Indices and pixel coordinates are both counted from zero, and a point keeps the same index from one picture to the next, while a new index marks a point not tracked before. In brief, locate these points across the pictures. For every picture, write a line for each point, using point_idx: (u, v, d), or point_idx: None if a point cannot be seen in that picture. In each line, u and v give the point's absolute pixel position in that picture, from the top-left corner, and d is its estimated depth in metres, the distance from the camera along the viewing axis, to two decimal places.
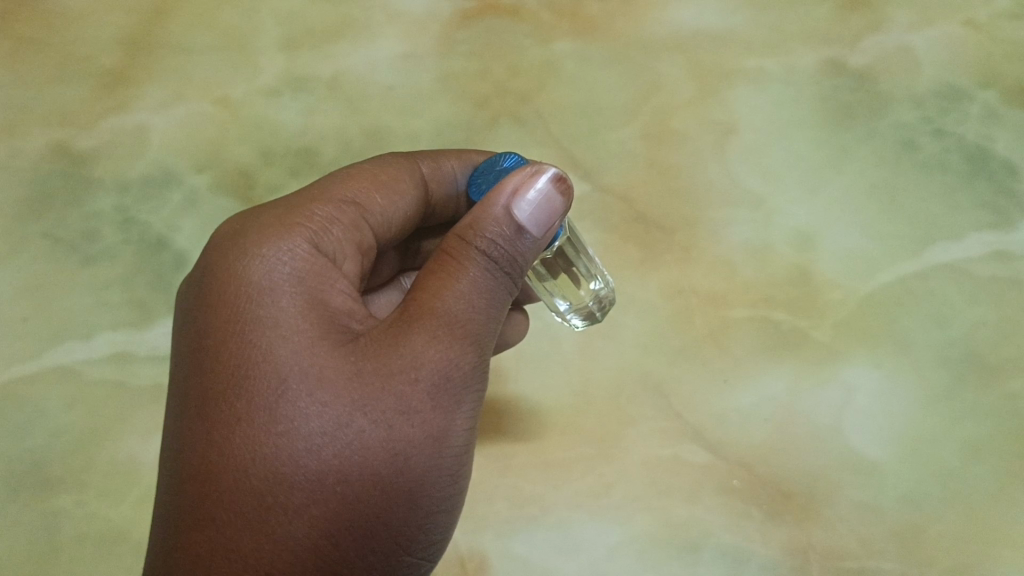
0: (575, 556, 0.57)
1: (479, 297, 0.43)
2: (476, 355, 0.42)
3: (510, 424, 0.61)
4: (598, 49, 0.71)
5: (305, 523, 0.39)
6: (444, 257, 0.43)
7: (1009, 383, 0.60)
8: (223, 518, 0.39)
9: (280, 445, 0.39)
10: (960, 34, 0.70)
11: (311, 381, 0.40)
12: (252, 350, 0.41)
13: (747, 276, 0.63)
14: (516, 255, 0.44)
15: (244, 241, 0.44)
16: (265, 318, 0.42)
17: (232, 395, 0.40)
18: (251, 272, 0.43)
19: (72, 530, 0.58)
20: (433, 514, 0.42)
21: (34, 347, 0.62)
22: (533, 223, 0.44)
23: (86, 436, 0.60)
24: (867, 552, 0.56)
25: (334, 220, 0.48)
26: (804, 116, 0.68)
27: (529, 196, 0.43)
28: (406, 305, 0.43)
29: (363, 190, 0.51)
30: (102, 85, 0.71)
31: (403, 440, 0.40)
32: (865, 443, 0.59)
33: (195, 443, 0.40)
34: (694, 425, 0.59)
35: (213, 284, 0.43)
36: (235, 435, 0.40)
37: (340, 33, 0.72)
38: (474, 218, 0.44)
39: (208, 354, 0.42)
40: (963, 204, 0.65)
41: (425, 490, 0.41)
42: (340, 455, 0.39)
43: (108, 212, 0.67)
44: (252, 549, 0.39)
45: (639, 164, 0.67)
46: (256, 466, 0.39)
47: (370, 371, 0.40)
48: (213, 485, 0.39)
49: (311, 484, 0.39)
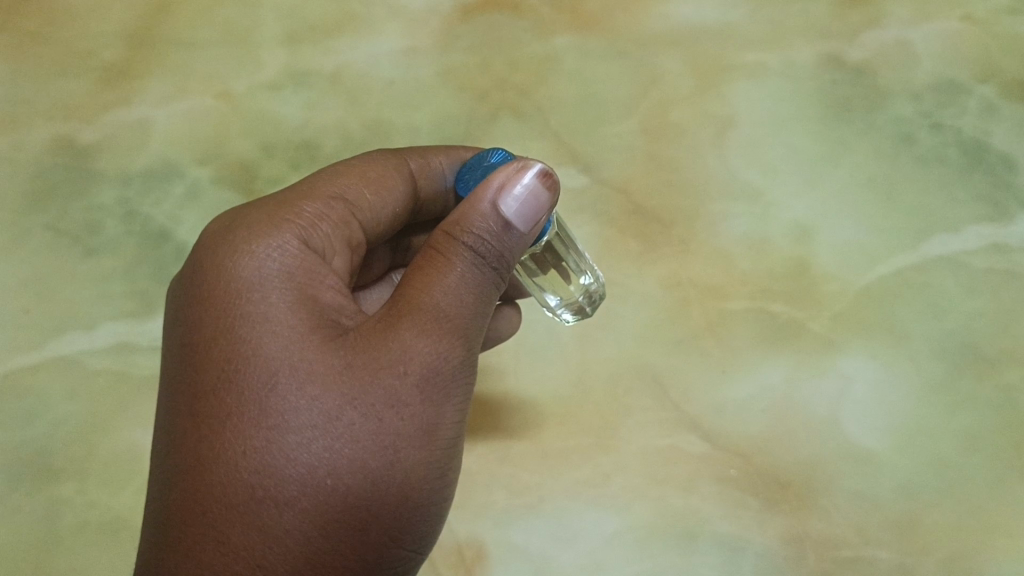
0: (574, 545, 0.58)
1: (466, 291, 0.43)
2: (464, 349, 0.43)
3: (509, 415, 0.61)
4: (597, 44, 0.71)
5: (296, 516, 0.39)
6: (431, 253, 0.44)
7: (1006, 374, 0.60)
8: (215, 512, 0.39)
9: (270, 439, 0.40)
10: (958, 29, 0.71)
11: (300, 375, 0.40)
12: (242, 345, 0.41)
13: (744, 268, 0.64)
14: (503, 251, 0.44)
15: (233, 238, 0.45)
16: (255, 313, 0.42)
17: (222, 390, 0.41)
18: (240, 268, 0.43)
19: (73, 518, 0.58)
20: (423, 507, 0.42)
21: (37, 337, 0.63)
22: (520, 218, 0.44)
23: (88, 426, 0.60)
24: (862, 541, 0.56)
25: (323, 216, 0.48)
26: (803, 110, 0.69)
27: (515, 192, 0.44)
28: (395, 300, 0.43)
29: (352, 187, 0.51)
30: (105, 79, 0.71)
31: (392, 434, 0.40)
32: (861, 433, 0.59)
33: (186, 437, 0.41)
34: (692, 416, 0.60)
35: (203, 280, 0.44)
36: (225, 429, 0.40)
37: (341, 28, 0.73)
38: (461, 214, 0.44)
39: (198, 350, 0.42)
40: (961, 196, 0.65)
41: (415, 484, 0.41)
42: (330, 449, 0.40)
43: (110, 205, 0.68)
44: (243, 541, 0.39)
45: (638, 157, 0.68)
46: (246, 459, 0.40)
47: (359, 366, 0.41)
48: (204, 477, 0.40)
49: (301, 477, 0.39)
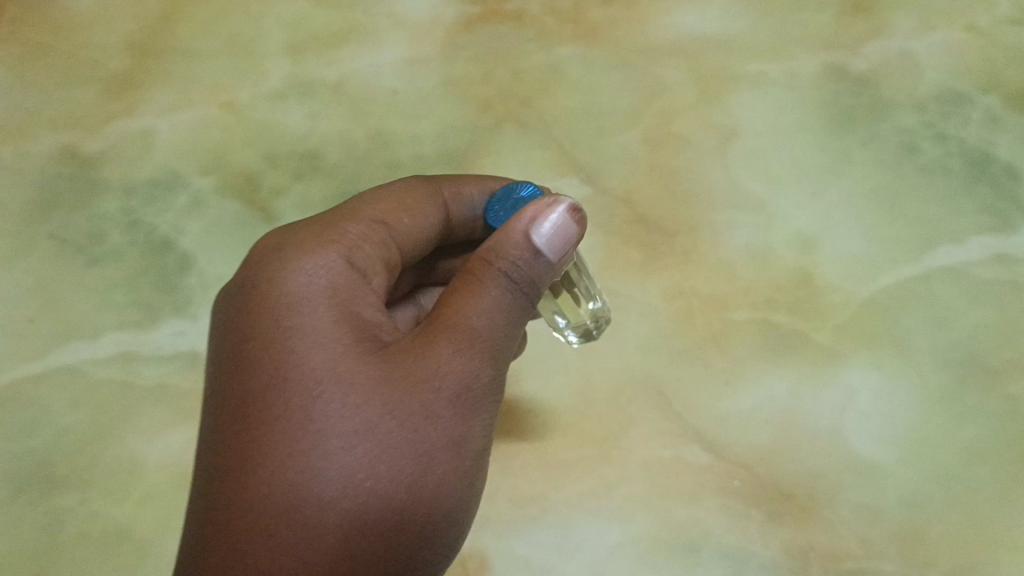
0: (576, 558, 0.57)
1: (500, 315, 0.43)
2: (495, 370, 0.43)
3: (511, 427, 0.61)
4: (600, 54, 0.72)
5: (330, 527, 0.39)
6: (467, 275, 0.44)
7: (1010, 386, 0.60)
8: (252, 518, 0.39)
9: (311, 448, 0.39)
10: (961, 39, 0.71)
11: (343, 386, 0.40)
12: (287, 355, 0.41)
13: (748, 279, 0.63)
14: (535, 278, 0.44)
15: (281, 253, 0.45)
16: (299, 326, 0.42)
17: (266, 398, 0.41)
18: (286, 283, 0.43)
19: (74, 529, 0.58)
20: (451, 525, 0.42)
21: (40, 346, 0.63)
22: (551, 247, 0.44)
23: (90, 436, 0.60)
24: (866, 553, 0.56)
25: (365, 238, 0.48)
26: (806, 120, 0.69)
27: (546, 224, 0.44)
28: (431, 318, 0.43)
29: (391, 211, 0.51)
30: (110, 89, 0.72)
31: (426, 448, 0.40)
32: (865, 445, 0.59)
33: (227, 443, 0.41)
34: (695, 427, 0.60)
35: (251, 291, 0.44)
36: (267, 436, 0.40)
37: (344, 39, 0.73)
38: (496, 241, 0.44)
39: (242, 360, 0.42)
40: (965, 207, 0.65)
41: (445, 500, 0.41)
42: (365, 461, 0.39)
43: (114, 214, 0.68)
44: (277, 549, 0.38)
45: (641, 167, 0.68)
46: (286, 467, 0.39)
47: (398, 380, 0.41)
48: (245, 483, 0.40)
49: (338, 487, 0.39)
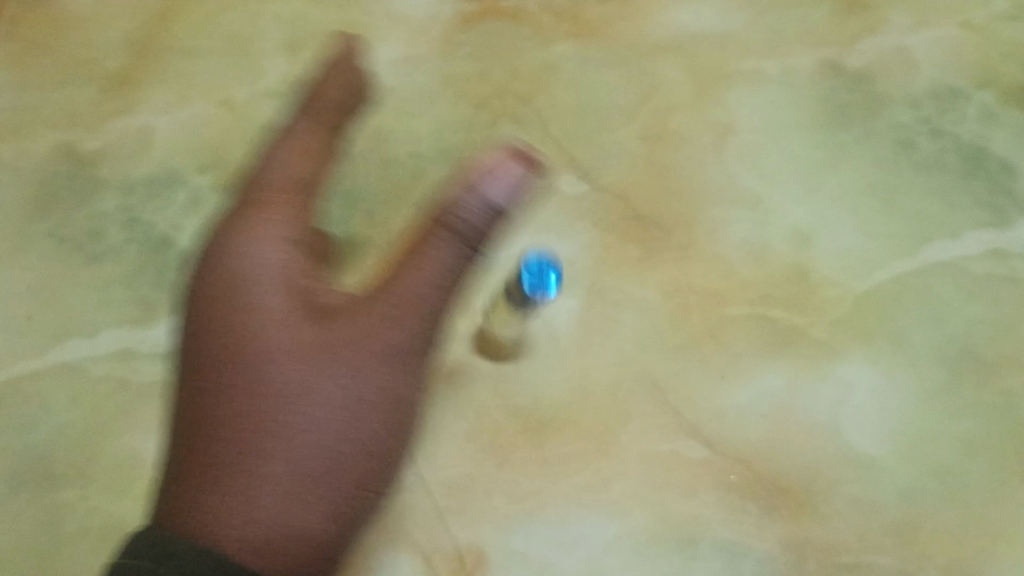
0: (574, 552, 0.58)
1: (441, 269, 0.53)
2: (427, 331, 0.54)
3: (508, 423, 0.60)
4: (597, 51, 0.72)
5: (274, 462, 0.52)
6: (414, 245, 0.53)
7: (1004, 380, 0.60)
8: (219, 446, 0.52)
9: (264, 390, 0.53)
10: (958, 35, 0.71)
11: (279, 347, 0.53)
12: (240, 319, 0.55)
13: (744, 275, 0.64)
14: (486, 227, 0.52)
15: (227, 237, 0.57)
16: (258, 300, 0.54)
17: (226, 354, 0.54)
18: (247, 263, 0.56)
19: (75, 525, 0.59)
20: (389, 466, 0.55)
21: (39, 343, 0.63)
22: (506, 198, 0.51)
23: (90, 432, 0.61)
24: (861, 547, 0.56)
25: (288, 215, 0.58)
26: (802, 116, 0.69)
27: (498, 174, 0.51)
28: (347, 298, 0.55)
29: (283, 162, 0.60)
30: (108, 87, 0.72)
31: (356, 395, 0.53)
32: (861, 439, 0.59)
33: (196, 386, 0.54)
34: (692, 422, 0.60)
35: (207, 272, 0.57)
36: (227, 374, 0.54)
37: (342, 36, 0.73)
38: (444, 201, 0.53)
39: (200, 324, 0.56)
40: (960, 202, 0.66)
41: (381, 443, 0.54)
42: (303, 403, 0.52)
43: (113, 212, 0.68)
44: (217, 472, 0.52)
45: (638, 163, 0.68)
46: (244, 407, 0.53)
47: (331, 341, 0.53)
48: (214, 420, 0.53)
49: (282, 421, 0.52)
